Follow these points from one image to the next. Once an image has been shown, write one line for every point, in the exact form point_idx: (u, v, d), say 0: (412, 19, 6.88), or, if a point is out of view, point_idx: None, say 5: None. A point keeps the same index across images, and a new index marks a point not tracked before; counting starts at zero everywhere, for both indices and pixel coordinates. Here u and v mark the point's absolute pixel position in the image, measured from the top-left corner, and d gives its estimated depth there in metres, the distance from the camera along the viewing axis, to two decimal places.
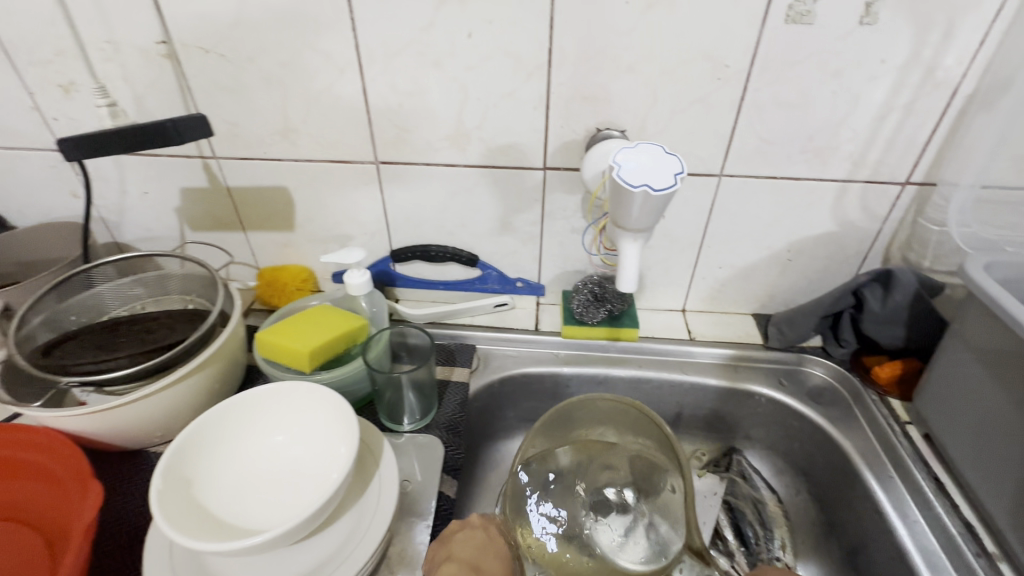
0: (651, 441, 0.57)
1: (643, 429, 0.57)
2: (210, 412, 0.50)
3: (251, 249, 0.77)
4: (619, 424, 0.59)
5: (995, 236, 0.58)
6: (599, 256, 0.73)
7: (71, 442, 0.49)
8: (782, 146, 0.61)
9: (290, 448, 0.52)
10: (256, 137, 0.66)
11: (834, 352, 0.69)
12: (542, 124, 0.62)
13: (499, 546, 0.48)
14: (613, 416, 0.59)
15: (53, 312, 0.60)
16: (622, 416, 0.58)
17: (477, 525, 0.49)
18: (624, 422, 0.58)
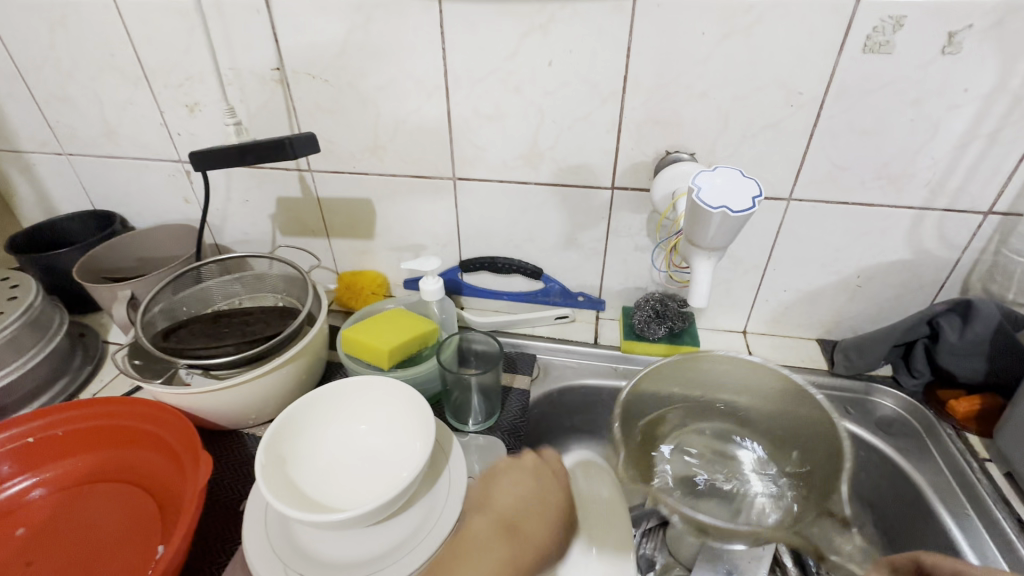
0: (810, 419, 0.63)
1: (801, 410, 0.64)
2: (303, 400, 0.55)
3: (333, 254, 0.84)
4: (768, 407, 0.67)
5: None
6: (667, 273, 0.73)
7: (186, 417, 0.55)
8: (855, 172, 0.61)
9: (372, 440, 0.56)
10: (348, 153, 0.73)
11: (905, 383, 0.67)
12: (613, 146, 0.65)
13: (544, 493, 0.49)
14: (760, 395, 0.67)
15: (169, 303, 0.68)
16: (776, 395, 0.65)
17: (524, 467, 0.51)
18: (779, 403, 0.66)
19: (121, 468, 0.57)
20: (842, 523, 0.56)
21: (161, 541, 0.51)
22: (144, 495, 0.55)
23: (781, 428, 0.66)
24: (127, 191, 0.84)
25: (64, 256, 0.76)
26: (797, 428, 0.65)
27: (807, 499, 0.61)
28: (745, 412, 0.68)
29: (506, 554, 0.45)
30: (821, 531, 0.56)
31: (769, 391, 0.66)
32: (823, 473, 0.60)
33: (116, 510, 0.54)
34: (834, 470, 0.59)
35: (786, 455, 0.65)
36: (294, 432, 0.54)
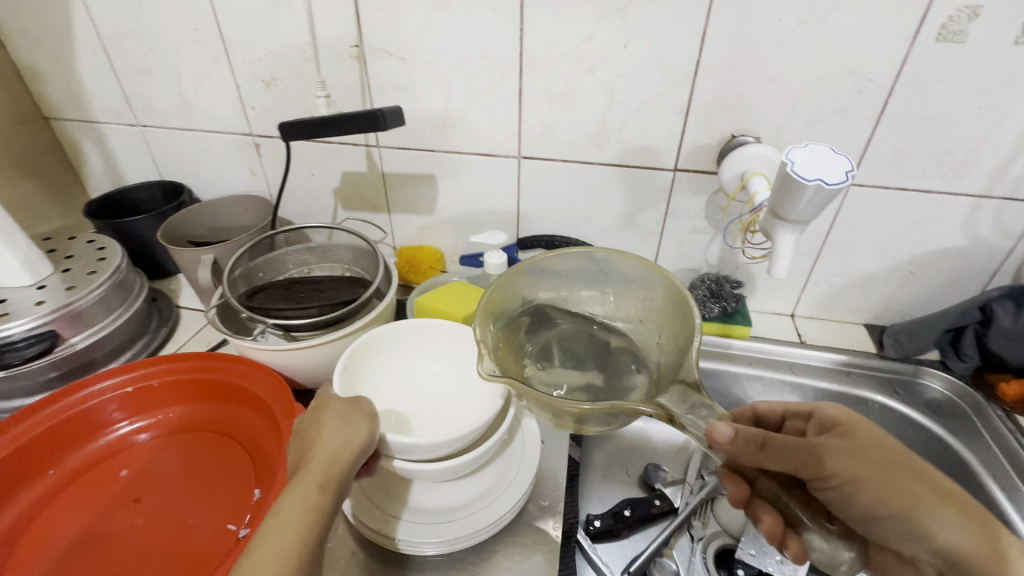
0: (655, 305, 0.57)
1: (646, 295, 0.58)
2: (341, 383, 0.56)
3: (393, 230, 0.87)
4: (633, 301, 0.60)
5: None
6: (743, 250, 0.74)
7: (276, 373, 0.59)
8: (918, 158, 0.63)
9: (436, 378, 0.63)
10: (417, 130, 0.75)
11: (955, 366, 0.69)
12: (680, 128, 0.67)
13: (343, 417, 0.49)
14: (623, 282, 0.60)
15: (248, 268, 0.71)
16: (631, 283, 0.60)
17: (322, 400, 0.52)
18: (641, 295, 0.59)
19: (215, 420, 0.62)
20: (694, 386, 0.46)
21: (257, 485, 0.55)
22: (237, 444, 0.59)
23: (640, 320, 0.60)
24: (195, 163, 0.87)
25: (141, 222, 0.79)
26: (664, 327, 0.56)
27: (650, 381, 0.53)
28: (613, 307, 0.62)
29: (308, 486, 0.44)
30: (675, 397, 0.46)
31: (622, 284, 0.60)
32: (670, 359, 0.53)
33: (213, 457, 0.58)
34: (682, 352, 0.51)
35: (644, 354, 0.58)
36: (365, 364, 0.60)
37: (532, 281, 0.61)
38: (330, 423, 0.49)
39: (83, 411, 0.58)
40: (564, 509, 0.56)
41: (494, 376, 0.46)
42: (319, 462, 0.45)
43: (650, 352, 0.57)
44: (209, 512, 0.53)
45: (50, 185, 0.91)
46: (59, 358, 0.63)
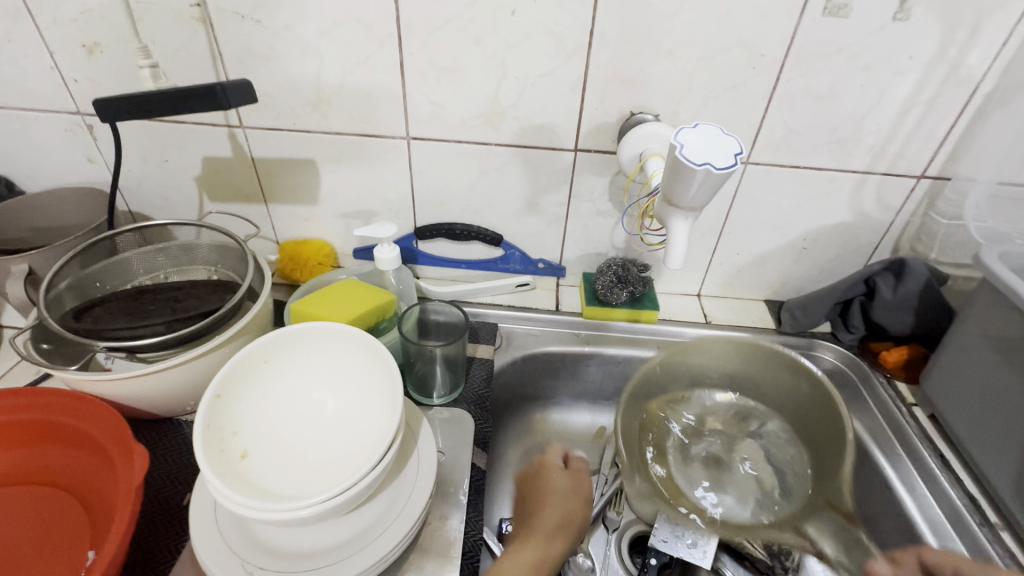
0: (796, 390, 0.66)
1: (793, 385, 0.66)
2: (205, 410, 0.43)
3: (272, 222, 0.76)
4: (766, 376, 0.68)
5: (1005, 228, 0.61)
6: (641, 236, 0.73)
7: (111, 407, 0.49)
8: (808, 136, 0.63)
9: (329, 403, 0.49)
10: (287, 108, 0.65)
11: (843, 338, 0.72)
12: (577, 105, 0.63)
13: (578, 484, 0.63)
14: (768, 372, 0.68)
15: (78, 278, 0.59)
16: (780, 375, 0.67)
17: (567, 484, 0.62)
18: (785, 378, 0.67)
19: (34, 470, 0.50)
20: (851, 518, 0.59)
21: (92, 547, 0.46)
22: (64, 497, 0.49)
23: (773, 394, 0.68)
24: (11, 149, 0.71)
25: None
26: (793, 400, 0.67)
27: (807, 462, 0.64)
28: (750, 378, 0.69)
29: (544, 541, 0.55)
30: (827, 528, 0.59)
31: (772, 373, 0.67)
32: (819, 446, 0.64)
33: (29, 518, 0.47)
34: (833, 441, 0.62)
35: (789, 428, 0.67)
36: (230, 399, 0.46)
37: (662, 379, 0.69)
38: (576, 500, 0.61)
39: None
40: (463, 528, 0.52)
41: (643, 500, 0.63)
42: (556, 552, 0.54)
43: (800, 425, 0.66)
44: None
45: None
46: None
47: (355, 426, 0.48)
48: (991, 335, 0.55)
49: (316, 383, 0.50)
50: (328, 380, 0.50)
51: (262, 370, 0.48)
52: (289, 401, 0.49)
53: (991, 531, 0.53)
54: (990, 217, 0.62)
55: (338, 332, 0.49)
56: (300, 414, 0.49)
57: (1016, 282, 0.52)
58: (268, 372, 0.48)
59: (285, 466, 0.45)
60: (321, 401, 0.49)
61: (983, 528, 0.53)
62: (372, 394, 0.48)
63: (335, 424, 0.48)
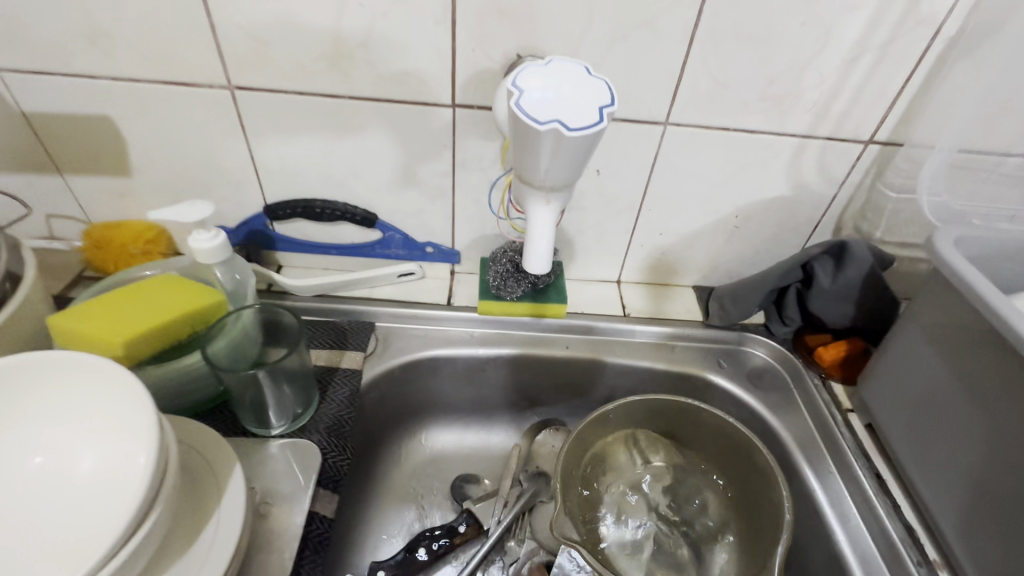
0: (739, 461, 0.50)
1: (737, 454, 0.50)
2: None
3: (75, 198, 0.59)
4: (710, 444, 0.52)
5: (962, 207, 0.55)
6: (509, 221, 0.61)
7: None
8: (739, 90, 0.51)
9: (74, 462, 0.35)
10: (52, 42, 0.48)
11: (777, 331, 0.62)
12: (448, 45, 0.48)
13: None
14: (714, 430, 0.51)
15: None
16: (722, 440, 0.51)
17: None
18: (727, 447, 0.51)
19: None
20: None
21: None
22: None
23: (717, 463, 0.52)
24: None
25: None
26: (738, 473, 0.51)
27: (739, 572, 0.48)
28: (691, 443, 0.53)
29: None
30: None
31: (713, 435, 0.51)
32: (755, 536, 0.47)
33: None
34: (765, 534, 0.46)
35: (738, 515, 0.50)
36: None
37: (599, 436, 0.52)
38: None
39: None
40: None
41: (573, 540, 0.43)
42: None
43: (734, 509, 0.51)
44: None
45: None
46: None
47: (105, 495, 0.34)
48: (924, 325, 0.48)
49: (56, 437, 0.36)
50: (72, 433, 0.36)
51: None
52: (10, 467, 0.34)
53: (929, 571, 0.45)
54: (945, 190, 0.54)
55: (87, 366, 0.36)
56: (26, 485, 0.34)
57: (970, 273, 0.43)
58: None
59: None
60: (61, 463, 0.35)
61: (920, 567, 0.45)
62: (131, 449, 0.34)
63: (76, 495, 0.34)
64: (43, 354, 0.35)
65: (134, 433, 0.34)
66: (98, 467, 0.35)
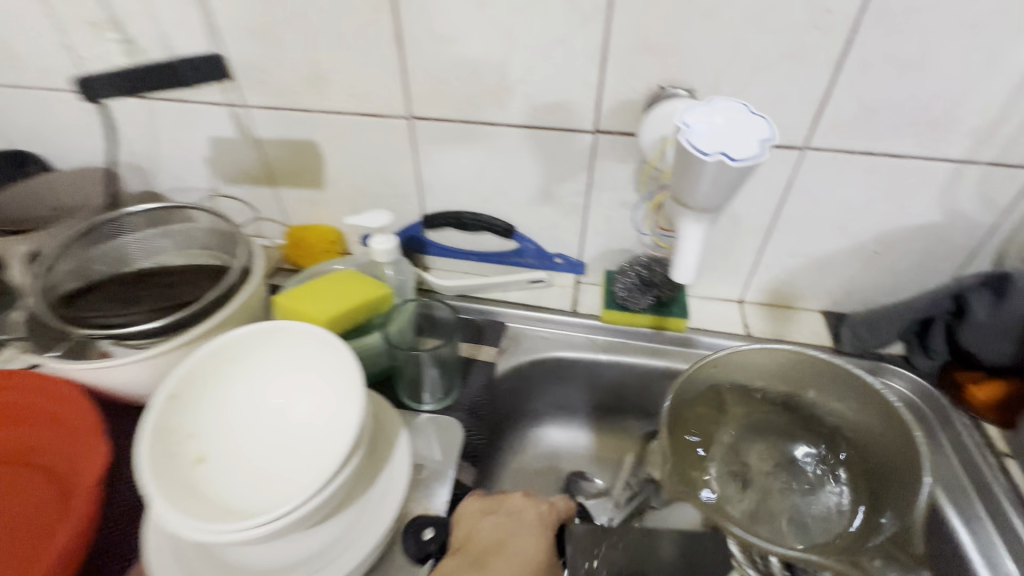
0: (868, 416, 0.51)
1: (864, 409, 0.51)
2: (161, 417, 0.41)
3: (280, 205, 0.74)
4: (828, 396, 0.53)
5: None
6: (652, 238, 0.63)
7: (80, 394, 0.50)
8: (887, 115, 0.50)
9: (297, 405, 0.46)
10: (285, 85, 0.61)
11: (919, 364, 0.59)
12: (596, 79, 0.54)
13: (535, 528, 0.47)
14: (833, 386, 0.52)
15: (80, 261, 0.59)
16: (846, 396, 0.52)
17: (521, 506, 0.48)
18: (851, 399, 0.52)
19: None
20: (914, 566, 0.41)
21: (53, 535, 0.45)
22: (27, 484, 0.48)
23: (834, 414, 0.54)
24: (40, 128, 0.72)
25: None
26: (862, 427, 0.52)
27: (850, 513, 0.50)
28: (805, 395, 0.54)
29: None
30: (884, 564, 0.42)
31: (835, 389, 0.52)
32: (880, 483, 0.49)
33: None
34: (893, 482, 0.48)
35: (857, 463, 0.52)
36: (197, 407, 0.44)
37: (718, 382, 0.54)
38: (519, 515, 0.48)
39: None
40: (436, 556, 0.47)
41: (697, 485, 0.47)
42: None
43: (846, 457, 0.53)
44: None
45: None
46: None
47: (318, 434, 0.44)
48: None
49: (284, 385, 0.46)
50: (294, 383, 0.46)
51: (226, 370, 0.45)
52: (254, 404, 0.46)
53: None
54: None
55: (303, 333, 0.45)
56: (265, 417, 0.46)
57: None
58: (234, 372, 0.45)
59: (243, 473, 0.42)
60: (288, 404, 0.46)
61: None
62: (338, 403, 0.44)
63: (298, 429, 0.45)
64: (278, 322, 0.45)
65: (342, 390, 0.44)
66: (313, 412, 0.45)
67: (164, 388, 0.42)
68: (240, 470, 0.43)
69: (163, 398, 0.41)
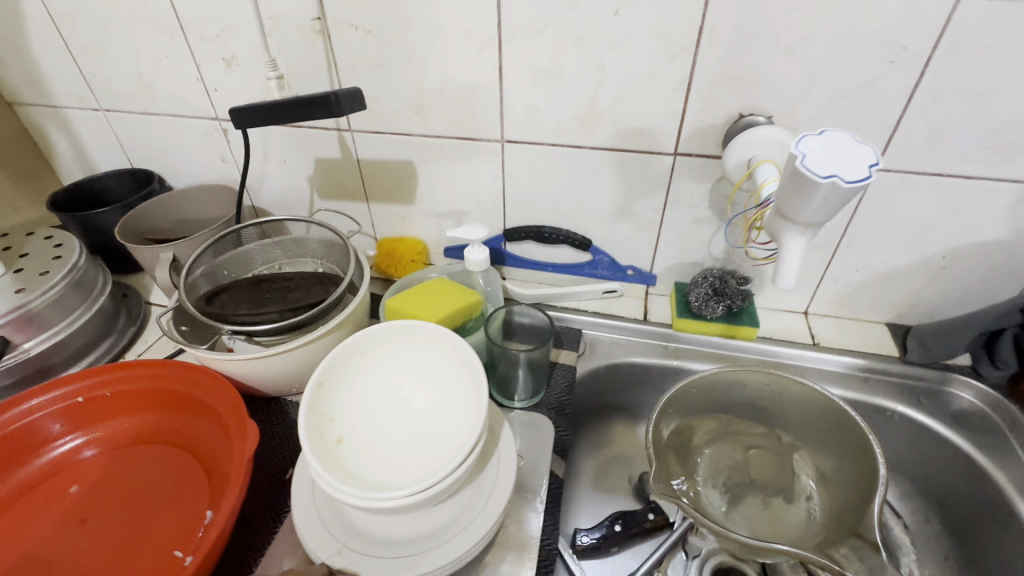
0: (841, 437, 0.55)
1: (838, 433, 0.55)
2: (314, 397, 0.47)
3: (372, 219, 0.81)
4: (803, 421, 0.58)
5: None
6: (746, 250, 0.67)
7: (221, 379, 0.55)
8: (957, 140, 0.54)
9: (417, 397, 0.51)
10: (391, 112, 0.69)
11: (988, 374, 0.62)
12: (679, 107, 0.59)
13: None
14: (804, 408, 0.57)
15: (210, 266, 0.67)
16: (817, 416, 0.57)
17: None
18: (820, 422, 0.57)
19: (166, 430, 0.58)
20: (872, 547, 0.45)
21: (210, 508, 0.51)
22: (194, 460, 0.55)
23: (812, 444, 0.58)
24: (166, 150, 0.82)
25: (105, 215, 0.74)
26: (838, 451, 0.56)
27: (828, 526, 0.53)
28: (785, 423, 0.60)
29: None
30: (849, 553, 0.45)
31: (810, 412, 0.57)
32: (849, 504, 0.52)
33: (172, 477, 0.54)
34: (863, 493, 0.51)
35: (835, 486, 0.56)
36: (340, 389, 0.50)
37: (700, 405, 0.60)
38: None
39: (13, 428, 0.54)
40: (540, 543, 0.51)
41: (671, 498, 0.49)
42: None
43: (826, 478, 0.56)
44: (158, 540, 0.49)
45: (18, 174, 0.85)
46: (13, 365, 0.60)
47: (439, 423, 0.49)
48: None
49: (404, 378, 0.52)
50: (414, 376, 0.52)
51: (357, 363, 0.51)
52: (378, 394, 0.51)
53: None
54: None
55: (429, 333, 0.52)
56: (388, 406, 0.51)
57: None
58: (363, 365, 0.51)
59: (374, 454, 0.48)
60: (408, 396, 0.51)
61: None
62: (456, 395, 0.50)
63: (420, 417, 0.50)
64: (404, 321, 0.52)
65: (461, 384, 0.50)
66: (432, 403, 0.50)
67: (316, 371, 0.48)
68: (369, 448, 0.48)
69: (314, 380, 0.48)
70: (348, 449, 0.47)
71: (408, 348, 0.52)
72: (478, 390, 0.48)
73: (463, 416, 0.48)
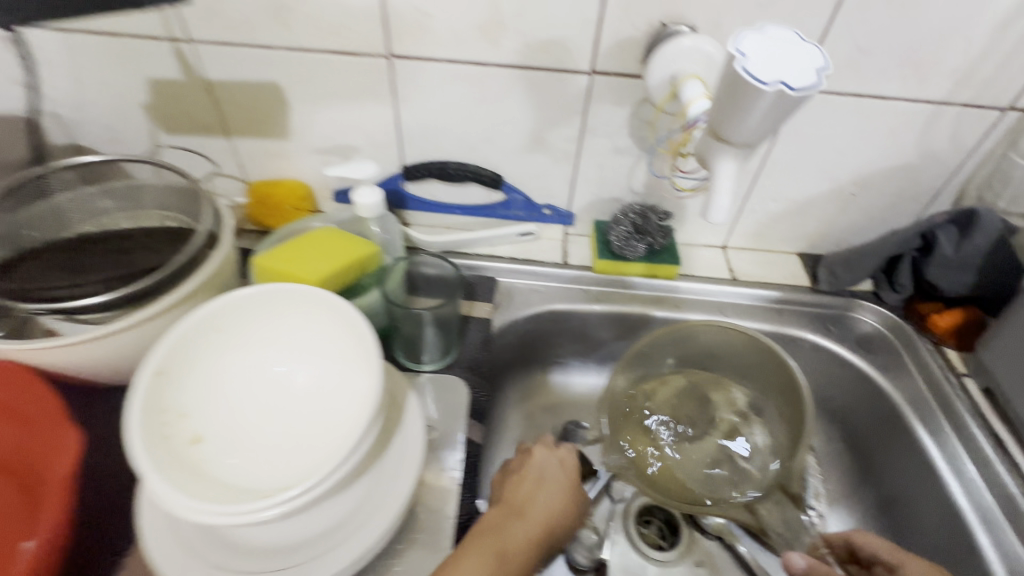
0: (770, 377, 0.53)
1: (770, 373, 0.53)
2: (149, 396, 0.36)
3: (238, 158, 0.66)
4: (734, 360, 0.55)
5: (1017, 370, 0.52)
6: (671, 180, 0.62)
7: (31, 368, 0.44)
8: (879, 56, 0.51)
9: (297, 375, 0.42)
10: (241, 16, 0.54)
11: (887, 298, 0.63)
12: (595, 14, 0.51)
13: None
14: (733, 347, 0.54)
15: (6, 226, 0.51)
16: (747, 352, 0.54)
17: None
18: (749, 362, 0.54)
19: None
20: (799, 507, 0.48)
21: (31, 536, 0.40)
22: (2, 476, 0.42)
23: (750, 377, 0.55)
24: None
25: None
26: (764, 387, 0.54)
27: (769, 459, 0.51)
28: (718, 361, 0.56)
29: None
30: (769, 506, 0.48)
31: (741, 348, 0.54)
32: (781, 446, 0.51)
33: None
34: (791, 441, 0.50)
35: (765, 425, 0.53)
36: (187, 379, 0.39)
37: (640, 356, 0.55)
38: None
39: None
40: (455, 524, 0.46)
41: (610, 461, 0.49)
42: None
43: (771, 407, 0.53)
44: None
45: None
46: None
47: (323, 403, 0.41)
48: None
49: (281, 354, 0.43)
50: (294, 351, 0.43)
51: (216, 342, 0.41)
52: (248, 376, 0.42)
53: None
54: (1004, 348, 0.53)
55: (308, 300, 0.42)
56: (257, 390, 0.42)
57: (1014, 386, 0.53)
58: (225, 343, 0.41)
59: (245, 450, 0.39)
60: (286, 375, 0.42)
61: None
62: (345, 371, 0.41)
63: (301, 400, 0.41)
64: (273, 286, 0.41)
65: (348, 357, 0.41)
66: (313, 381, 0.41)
67: (148, 360, 0.37)
68: (236, 446, 0.39)
69: (148, 372, 0.37)
70: (207, 453, 0.38)
71: (271, 317, 0.42)
72: (362, 356, 0.40)
73: (351, 388, 0.41)
